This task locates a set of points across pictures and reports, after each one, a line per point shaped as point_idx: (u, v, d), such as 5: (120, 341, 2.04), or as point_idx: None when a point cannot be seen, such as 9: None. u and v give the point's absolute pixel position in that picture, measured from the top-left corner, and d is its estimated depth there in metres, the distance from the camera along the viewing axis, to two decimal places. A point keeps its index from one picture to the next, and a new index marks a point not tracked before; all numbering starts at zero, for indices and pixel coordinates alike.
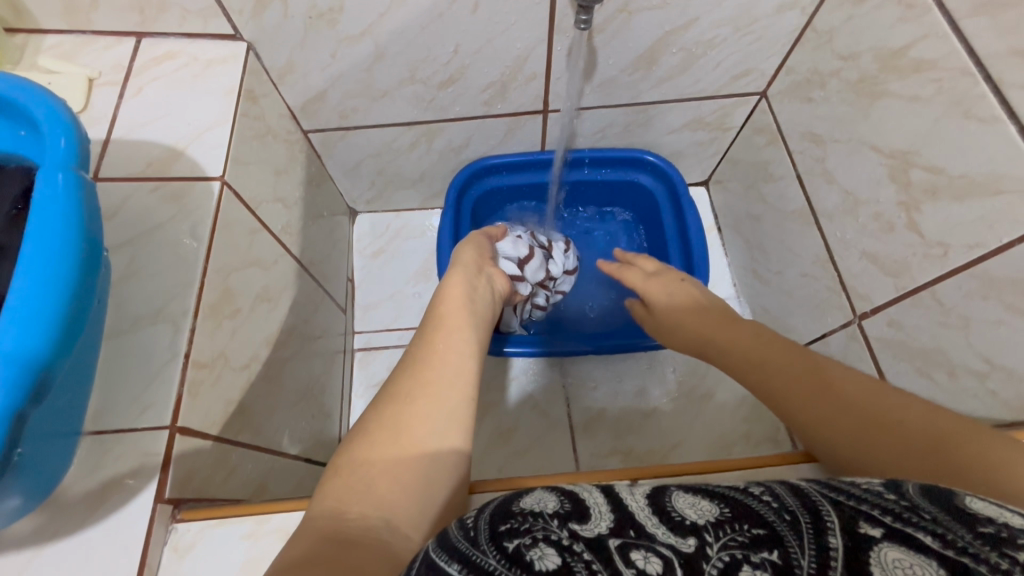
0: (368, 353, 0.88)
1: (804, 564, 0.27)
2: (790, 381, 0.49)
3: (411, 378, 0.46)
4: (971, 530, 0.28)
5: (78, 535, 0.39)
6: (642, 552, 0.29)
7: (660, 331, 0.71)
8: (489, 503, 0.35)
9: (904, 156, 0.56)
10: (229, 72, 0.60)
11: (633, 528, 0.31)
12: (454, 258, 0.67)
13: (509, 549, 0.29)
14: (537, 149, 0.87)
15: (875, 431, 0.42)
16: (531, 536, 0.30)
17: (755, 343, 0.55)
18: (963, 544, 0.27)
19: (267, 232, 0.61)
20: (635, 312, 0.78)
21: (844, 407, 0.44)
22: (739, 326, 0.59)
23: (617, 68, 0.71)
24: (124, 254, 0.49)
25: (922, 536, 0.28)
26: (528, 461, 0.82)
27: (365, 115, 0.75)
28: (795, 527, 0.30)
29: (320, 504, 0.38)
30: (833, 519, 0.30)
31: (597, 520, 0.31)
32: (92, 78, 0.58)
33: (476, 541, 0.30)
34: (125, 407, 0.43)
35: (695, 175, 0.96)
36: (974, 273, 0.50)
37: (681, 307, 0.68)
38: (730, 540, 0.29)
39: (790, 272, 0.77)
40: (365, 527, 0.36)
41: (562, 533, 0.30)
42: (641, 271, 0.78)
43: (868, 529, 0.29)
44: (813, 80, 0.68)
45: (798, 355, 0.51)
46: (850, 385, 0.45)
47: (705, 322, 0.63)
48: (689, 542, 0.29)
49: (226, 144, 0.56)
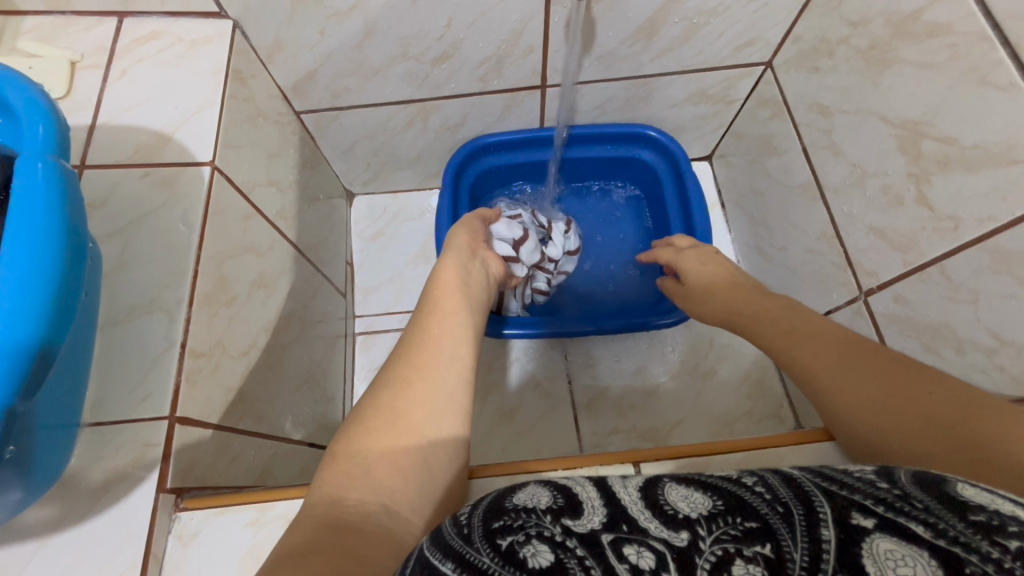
0: (370, 337, 0.88)
1: (796, 557, 0.28)
2: (819, 353, 0.49)
3: (407, 363, 0.46)
4: (963, 519, 0.27)
5: (81, 526, 0.39)
6: (635, 546, 0.29)
7: (692, 296, 0.70)
8: (482, 500, 0.35)
9: (915, 126, 0.54)
10: (216, 52, 0.58)
11: (625, 523, 0.31)
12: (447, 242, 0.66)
13: (502, 547, 0.29)
14: (535, 126, 0.85)
15: (902, 404, 0.42)
16: (525, 533, 0.30)
17: (784, 315, 0.56)
18: (955, 534, 0.27)
19: (261, 217, 0.60)
20: (667, 288, 0.76)
21: (871, 379, 0.45)
22: (768, 300, 0.60)
23: (616, 40, 0.68)
24: (115, 243, 0.48)
25: (914, 526, 0.28)
26: (531, 441, 0.82)
27: (358, 94, 0.73)
28: (787, 520, 0.30)
29: (319, 489, 0.38)
30: (825, 511, 0.30)
31: (590, 516, 0.32)
32: (74, 61, 0.56)
33: (469, 539, 0.31)
34: (123, 398, 0.43)
35: (698, 150, 0.94)
36: (986, 247, 0.49)
37: (713, 276, 0.68)
38: (722, 533, 0.29)
39: (794, 248, 0.76)
40: (363, 514, 0.36)
41: (555, 529, 0.31)
42: (674, 247, 0.77)
43: (860, 520, 0.29)
44: (820, 49, 0.65)
45: (828, 329, 0.51)
46: (879, 360, 0.46)
47: (736, 295, 0.64)
48: (681, 536, 0.29)
49: (215, 127, 0.54)
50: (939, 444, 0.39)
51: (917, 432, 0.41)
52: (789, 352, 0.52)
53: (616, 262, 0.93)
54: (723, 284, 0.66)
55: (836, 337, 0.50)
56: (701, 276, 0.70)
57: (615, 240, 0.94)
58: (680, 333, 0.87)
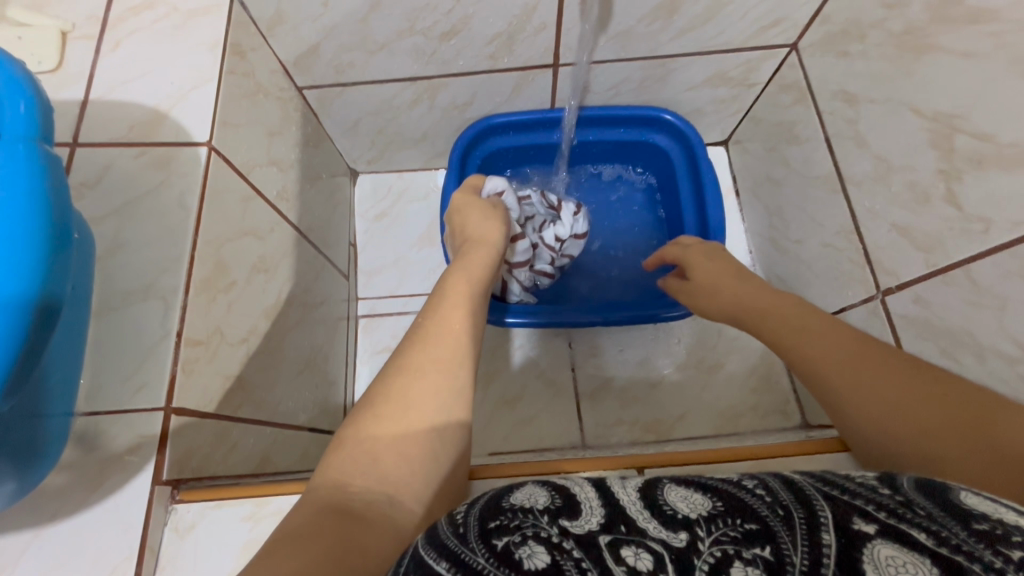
0: (372, 319, 0.87)
1: (796, 560, 0.27)
2: (830, 350, 0.48)
3: (422, 353, 0.45)
4: (966, 527, 0.27)
5: (76, 516, 0.39)
6: (633, 548, 0.29)
7: (700, 291, 0.68)
8: (478, 499, 0.34)
9: (948, 120, 0.51)
10: (213, 23, 0.55)
11: (624, 524, 0.30)
12: (467, 233, 0.66)
13: (498, 548, 0.29)
14: (546, 107, 0.82)
15: (916, 401, 0.41)
16: (521, 533, 0.29)
17: (794, 312, 0.54)
18: (956, 541, 0.26)
19: (261, 199, 0.58)
20: (669, 287, 0.74)
21: (883, 377, 0.43)
22: (778, 297, 0.58)
23: (634, 17, 0.65)
24: (109, 226, 0.47)
25: (916, 533, 0.27)
26: (533, 429, 0.82)
27: (363, 70, 0.71)
28: (787, 523, 0.29)
29: (323, 474, 0.37)
30: (826, 514, 0.29)
31: (588, 517, 0.31)
32: (65, 31, 0.54)
33: (465, 538, 0.30)
34: (118, 387, 0.42)
35: (714, 134, 0.91)
36: (1016, 252, 0.46)
37: (719, 271, 0.66)
38: (721, 535, 0.29)
39: (810, 242, 0.73)
40: (367, 502, 0.35)
41: (552, 530, 0.30)
42: (681, 245, 0.75)
43: (862, 525, 0.28)
44: (850, 31, 0.62)
45: (839, 327, 0.50)
46: (893, 358, 0.44)
47: (744, 291, 0.62)
48: (681, 537, 0.29)
49: (213, 104, 0.52)
50: (952, 445, 0.38)
51: (930, 433, 0.39)
52: (805, 349, 0.50)
53: (625, 250, 0.90)
54: (730, 281, 0.65)
55: (853, 337, 0.48)
56: (707, 273, 0.68)
57: (625, 227, 0.91)
58: (687, 324, 0.86)
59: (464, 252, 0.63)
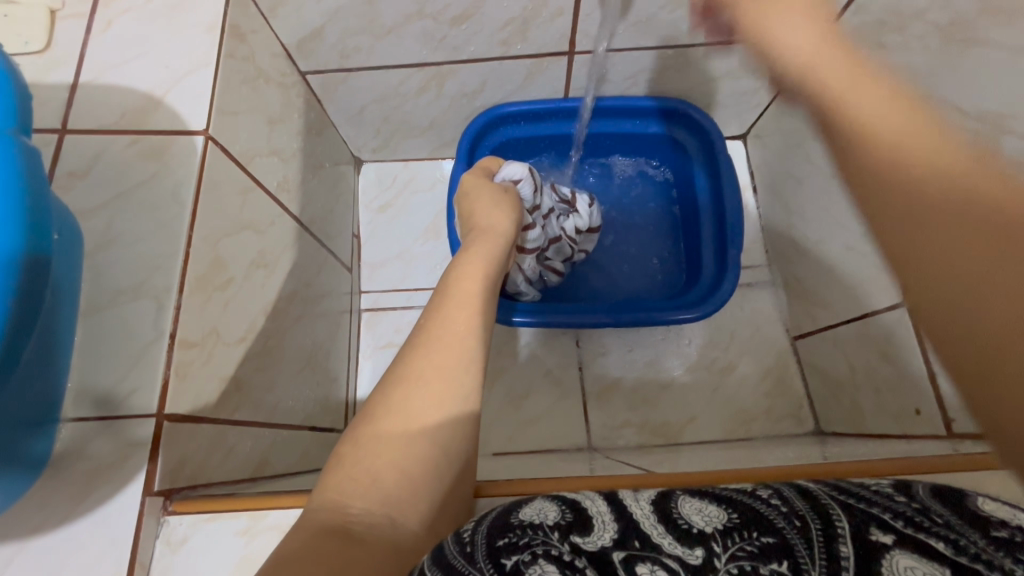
0: (376, 314, 0.84)
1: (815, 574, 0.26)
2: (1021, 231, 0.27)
3: (424, 360, 0.42)
4: (984, 534, 0.25)
5: (64, 528, 0.37)
6: (649, 565, 0.27)
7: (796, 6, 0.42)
8: (485, 516, 0.31)
9: (995, 120, 0.47)
10: (210, 3, 0.52)
11: (637, 539, 0.28)
12: (476, 220, 0.63)
13: (507, 567, 0.26)
14: (560, 96, 0.78)
15: None
16: (531, 551, 0.27)
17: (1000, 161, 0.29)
18: (975, 551, 0.25)
19: (261, 190, 0.56)
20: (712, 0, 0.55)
21: None
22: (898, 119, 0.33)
23: (656, 5, 0.62)
24: (99, 219, 0.44)
25: (934, 542, 0.25)
26: (539, 430, 0.80)
27: (369, 55, 0.68)
28: (805, 535, 0.27)
29: (321, 494, 0.35)
30: (843, 522, 0.27)
31: (600, 532, 0.29)
32: (53, 9, 0.51)
33: (473, 557, 0.27)
34: (108, 391, 0.40)
35: (733, 127, 0.87)
36: None
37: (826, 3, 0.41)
38: (739, 549, 0.27)
39: (832, 243, 0.70)
40: (368, 524, 0.33)
41: (563, 548, 0.27)
42: None
43: (879, 535, 0.26)
44: (886, 22, 0.58)
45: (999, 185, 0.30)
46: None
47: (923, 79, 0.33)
48: (697, 553, 0.27)
49: (210, 91, 0.49)
50: None
51: None
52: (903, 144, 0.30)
53: (636, 246, 0.88)
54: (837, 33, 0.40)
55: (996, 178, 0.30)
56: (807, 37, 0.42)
57: (637, 222, 0.88)
58: (699, 325, 0.83)
59: (468, 244, 0.59)
